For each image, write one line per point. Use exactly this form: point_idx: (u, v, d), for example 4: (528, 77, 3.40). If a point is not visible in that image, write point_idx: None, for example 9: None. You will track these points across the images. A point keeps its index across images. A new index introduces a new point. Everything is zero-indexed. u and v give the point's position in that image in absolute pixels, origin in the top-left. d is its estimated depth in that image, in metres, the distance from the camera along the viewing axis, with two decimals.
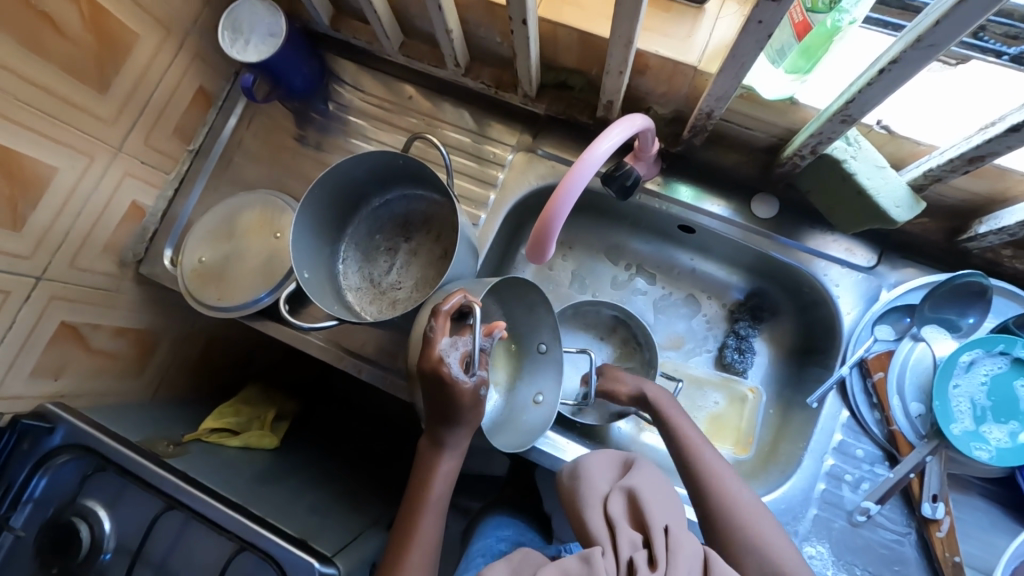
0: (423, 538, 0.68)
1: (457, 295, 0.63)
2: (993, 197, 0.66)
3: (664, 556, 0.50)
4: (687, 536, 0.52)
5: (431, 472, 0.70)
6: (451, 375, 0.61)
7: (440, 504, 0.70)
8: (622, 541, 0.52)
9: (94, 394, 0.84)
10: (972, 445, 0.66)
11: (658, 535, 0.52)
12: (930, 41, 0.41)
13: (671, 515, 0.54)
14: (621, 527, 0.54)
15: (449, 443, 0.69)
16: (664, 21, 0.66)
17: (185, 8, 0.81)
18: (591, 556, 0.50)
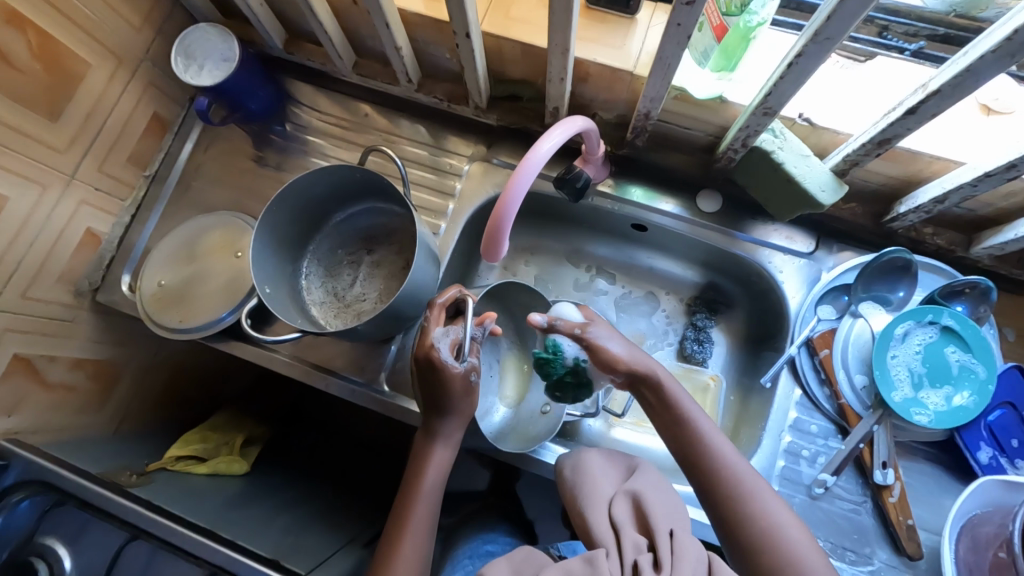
0: (415, 529, 0.66)
1: (452, 288, 0.70)
2: (908, 180, 0.70)
3: (667, 556, 0.52)
4: (689, 539, 0.54)
5: (423, 462, 0.69)
6: (440, 357, 0.65)
7: (433, 496, 0.68)
8: (626, 543, 0.54)
9: (55, 428, 0.81)
10: (912, 410, 0.69)
11: (662, 538, 0.54)
12: (826, 34, 0.46)
13: (675, 518, 0.57)
14: (626, 529, 0.57)
15: (443, 432, 0.69)
16: (600, 31, 0.70)
17: (137, 38, 0.81)
18: (594, 556, 0.52)
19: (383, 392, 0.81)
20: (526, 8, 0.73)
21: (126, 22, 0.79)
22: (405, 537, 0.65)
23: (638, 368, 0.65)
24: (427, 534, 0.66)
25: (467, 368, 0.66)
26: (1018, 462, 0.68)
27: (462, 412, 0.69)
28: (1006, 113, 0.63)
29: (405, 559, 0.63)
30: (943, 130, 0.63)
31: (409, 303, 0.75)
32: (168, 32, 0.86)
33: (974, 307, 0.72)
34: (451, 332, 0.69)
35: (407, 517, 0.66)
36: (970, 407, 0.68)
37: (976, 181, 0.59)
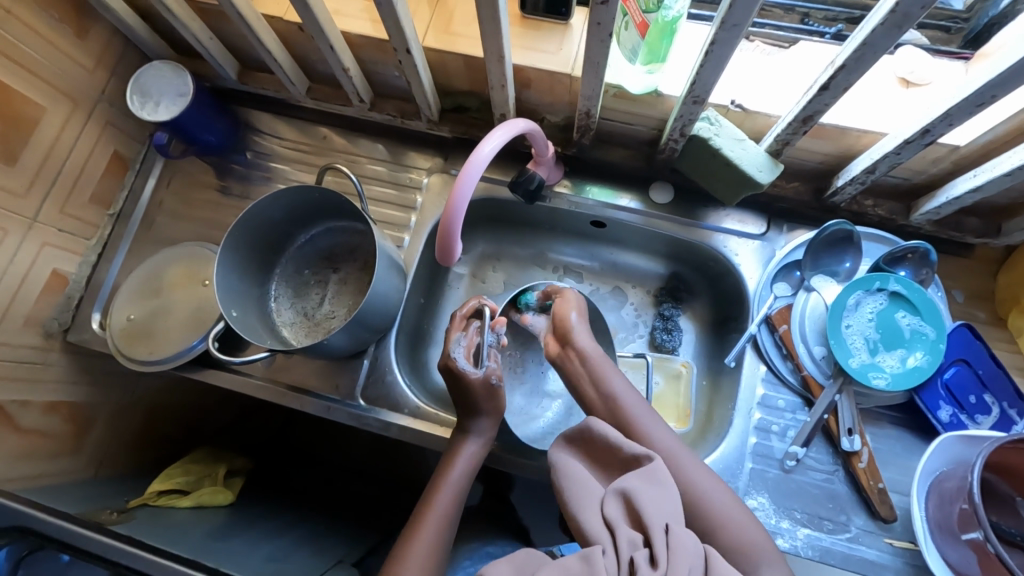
0: (438, 512, 0.67)
1: (471, 303, 0.78)
2: (842, 155, 0.73)
3: (666, 558, 0.44)
4: (687, 533, 0.46)
5: (454, 455, 0.71)
6: (459, 366, 0.71)
7: (458, 487, 0.69)
8: (621, 541, 0.46)
9: (32, 474, 0.80)
10: (870, 374, 0.71)
11: (658, 534, 0.46)
12: (731, 21, 0.49)
13: (670, 508, 0.49)
14: (620, 527, 0.47)
15: (475, 429, 0.72)
16: (536, 38, 0.73)
17: (92, 80, 0.83)
18: (591, 554, 0.44)
19: (358, 406, 0.81)
20: (464, 21, 0.76)
21: (78, 65, 0.81)
22: (426, 521, 0.66)
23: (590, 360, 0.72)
24: (447, 522, 0.67)
25: (484, 372, 0.71)
26: (978, 416, 0.71)
27: (494, 413, 0.72)
28: (923, 84, 0.67)
29: (423, 539, 0.64)
30: (866, 105, 0.66)
31: (375, 312, 0.76)
32: (122, 72, 0.88)
33: (917, 270, 0.75)
34: (467, 339, 0.75)
35: (429, 504, 0.68)
36: (924, 366, 0.71)
37: (897, 149, 0.62)
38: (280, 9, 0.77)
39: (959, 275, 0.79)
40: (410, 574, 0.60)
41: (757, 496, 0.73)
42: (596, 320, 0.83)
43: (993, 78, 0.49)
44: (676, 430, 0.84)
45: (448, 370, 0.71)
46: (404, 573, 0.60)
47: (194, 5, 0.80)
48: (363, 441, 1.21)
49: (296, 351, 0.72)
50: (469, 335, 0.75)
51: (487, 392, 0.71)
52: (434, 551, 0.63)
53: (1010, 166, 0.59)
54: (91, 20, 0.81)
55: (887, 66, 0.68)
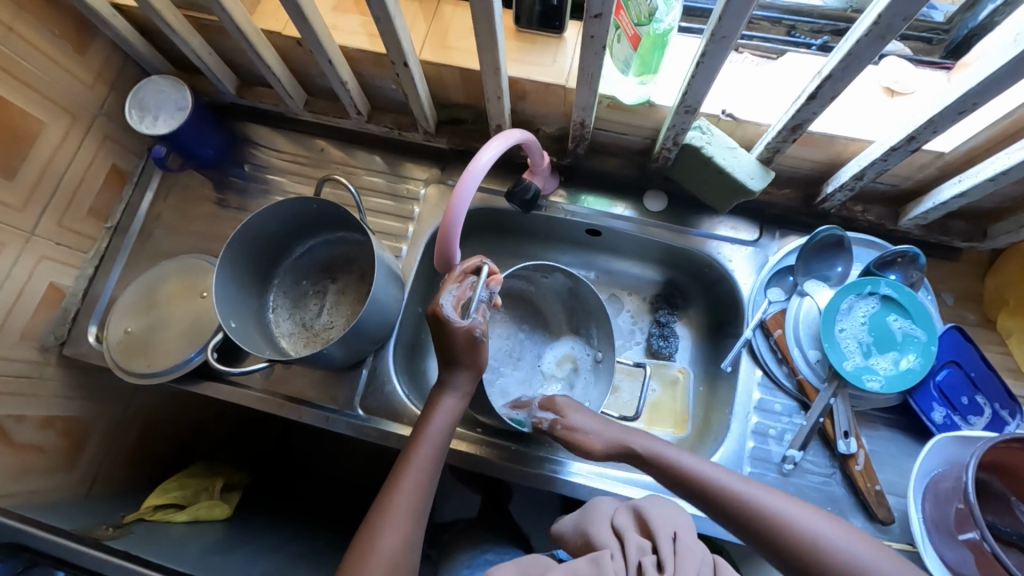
0: (419, 463, 0.66)
1: (475, 258, 0.72)
2: (832, 162, 0.75)
3: (673, 559, 0.45)
4: (695, 541, 0.47)
5: (433, 408, 0.70)
6: (445, 314, 0.67)
7: (438, 440, 0.68)
8: (629, 546, 0.47)
9: (26, 490, 0.79)
10: (864, 377, 0.72)
11: (665, 540, 0.47)
12: (720, 33, 0.51)
13: (680, 521, 0.50)
14: (628, 533, 0.49)
15: (453, 382, 0.70)
16: (530, 51, 0.75)
17: (91, 95, 0.84)
18: (598, 557, 0.46)
19: (357, 416, 0.81)
20: (460, 35, 0.78)
21: (77, 80, 0.82)
22: (406, 473, 0.66)
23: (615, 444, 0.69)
24: (428, 473, 0.67)
25: (470, 323, 0.68)
26: (971, 417, 0.72)
27: (473, 367, 0.70)
28: (907, 93, 0.69)
29: (404, 492, 0.64)
30: (853, 114, 0.68)
31: (374, 322, 0.76)
32: (121, 87, 0.89)
33: (907, 273, 0.76)
34: (459, 289, 0.70)
35: (409, 456, 0.67)
36: (916, 368, 0.72)
37: (884, 156, 0.64)
38: (279, 24, 0.78)
39: (949, 278, 0.81)
40: (393, 528, 0.61)
41: None
42: (601, 313, 0.85)
43: (973, 85, 0.51)
44: (673, 435, 0.86)
45: (435, 317, 0.68)
46: (387, 527, 0.61)
47: (193, 21, 0.81)
48: (361, 454, 1.21)
49: (295, 361, 0.72)
50: (462, 287, 0.70)
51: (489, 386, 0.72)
52: (416, 504, 0.64)
53: (993, 172, 0.61)
54: (91, 36, 0.82)
55: (872, 76, 0.70)
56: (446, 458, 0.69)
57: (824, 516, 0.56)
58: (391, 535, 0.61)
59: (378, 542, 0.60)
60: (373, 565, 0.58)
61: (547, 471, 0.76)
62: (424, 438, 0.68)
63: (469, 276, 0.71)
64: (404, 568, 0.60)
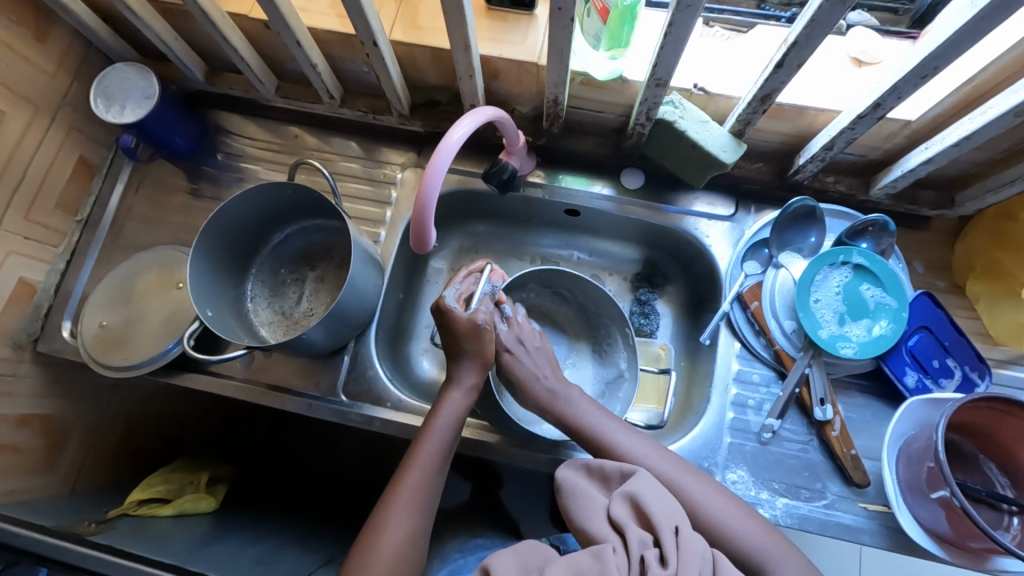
0: (424, 459, 0.66)
1: (478, 260, 0.77)
2: (802, 134, 0.76)
3: (676, 555, 0.45)
4: (696, 535, 0.47)
5: (440, 403, 0.70)
6: (447, 304, 0.70)
7: (444, 436, 0.68)
8: (630, 540, 0.47)
9: (4, 490, 0.78)
10: (838, 344, 0.74)
11: (668, 535, 0.47)
12: (685, 3, 0.51)
13: (679, 512, 0.50)
14: (628, 526, 0.49)
15: (459, 378, 0.70)
16: (501, 29, 0.74)
17: (53, 84, 0.82)
18: (599, 552, 0.46)
19: (341, 402, 0.81)
20: (430, 14, 0.77)
21: (38, 69, 0.79)
22: (412, 468, 0.65)
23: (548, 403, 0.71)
24: (436, 466, 0.66)
25: (473, 313, 0.70)
26: (942, 380, 0.74)
27: (479, 356, 0.71)
28: (874, 63, 0.70)
29: (409, 489, 0.64)
30: (820, 85, 0.69)
31: (353, 307, 0.76)
32: (85, 76, 0.87)
33: (878, 241, 0.77)
34: (462, 284, 0.74)
35: (415, 450, 0.67)
36: (888, 334, 0.73)
37: (852, 125, 0.64)
38: (245, 6, 0.77)
39: (920, 247, 0.82)
40: (396, 523, 0.62)
41: (737, 470, 0.74)
42: (615, 310, 0.85)
43: (934, 49, 0.52)
44: None
45: (438, 309, 0.70)
46: (391, 524, 0.61)
47: (155, 5, 0.79)
48: (349, 445, 1.21)
49: (273, 347, 0.71)
50: (465, 283, 0.74)
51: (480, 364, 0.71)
52: (421, 501, 0.64)
53: (958, 137, 0.62)
54: (51, 23, 0.80)
55: (840, 47, 0.71)
56: (452, 455, 0.69)
57: (721, 495, 0.61)
58: (393, 531, 0.61)
59: (382, 537, 0.60)
60: (379, 559, 0.59)
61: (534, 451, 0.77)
62: (431, 434, 0.68)
63: (472, 274, 0.76)
64: (410, 559, 0.61)
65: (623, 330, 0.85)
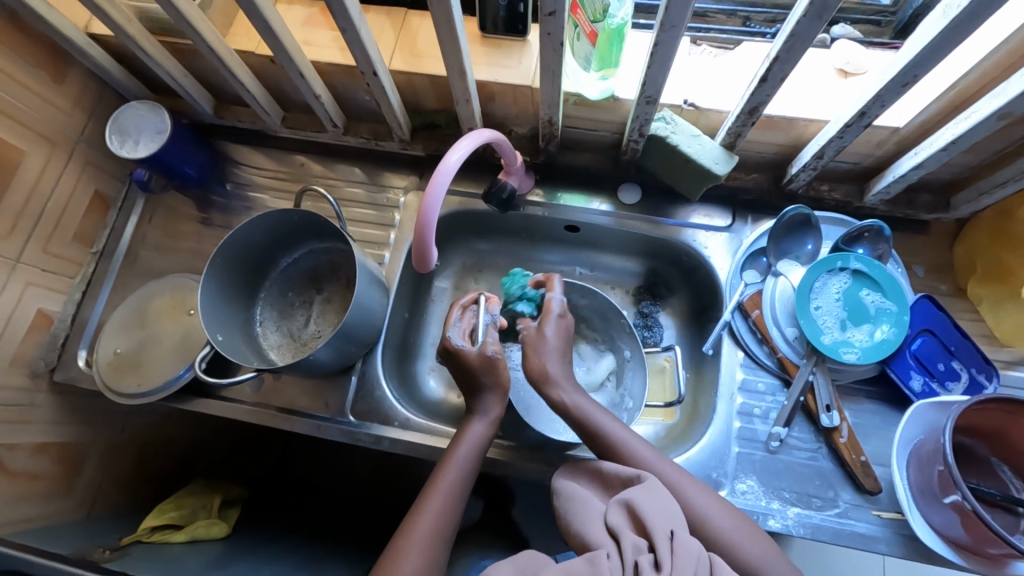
0: (442, 490, 0.65)
1: (471, 293, 0.81)
2: (794, 144, 0.78)
3: (670, 557, 0.45)
4: (691, 538, 0.48)
5: (460, 435, 0.70)
6: (454, 344, 0.73)
7: (463, 468, 0.68)
8: (624, 547, 0.47)
9: (21, 518, 0.79)
10: (841, 349, 0.74)
11: (661, 538, 0.47)
12: (669, 23, 0.53)
13: (674, 516, 0.50)
14: (624, 533, 0.49)
15: (481, 408, 0.72)
16: (496, 55, 0.77)
17: (70, 123, 0.86)
18: (593, 557, 0.47)
19: (349, 422, 0.82)
20: (428, 43, 0.80)
21: (56, 109, 0.83)
22: (431, 499, 0.65)
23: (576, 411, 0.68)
24: (454, 497, 0.65)
25: (480, 346, 0.72)
26: (949, 383, 0.73)
27: (498, 388, 0.72)
28: (860, 73, 0.72)
29: (428, 520, 0.63)
30: (807, 95, 0.71)
31: (359, 327, 0.78)
32: (100, 114, 0.91)
33: (875, 246, 0.78)
34: (463, 320, 0.77)
35: (434, 480, 0.66)
36: (891, 338, 0.73)
37: (840, 133, 0.66)
38: (252, 43, 0.81)
39: (920, 250, 0.83)
40: (412, 555, 0.59)
41: (746, 480, 0.74)
42: (617, 314, 0.87)
43: (913, 57, 0.53)
44: (663, 423, 0.87)
45: (447, 351, 0.73)
46: (407, 556, 0.59)
47: (167, 45, 0.83)
48: (358, 466, 1.21)
49: (282, 368, 0.73)
50: (465, 318, 0.77)
51: (490, 375, 0.72)
52: (439, 534, 0.62)
53: (945, 142, 0.63)
54: (69, 66, 0.84)
55: (826, 59, 0.73)
56: (469, 493, 0.68)
57: (728, 512, 0.59)
58: (410, 561, 0.59)
59: (399, 566, 0.58)
60: None
61: (543, 465, 0.77)
62: (450, 467, 0.67)
63: (470, 307, 0.79)
64: None
65: (631, 336, 0.86)
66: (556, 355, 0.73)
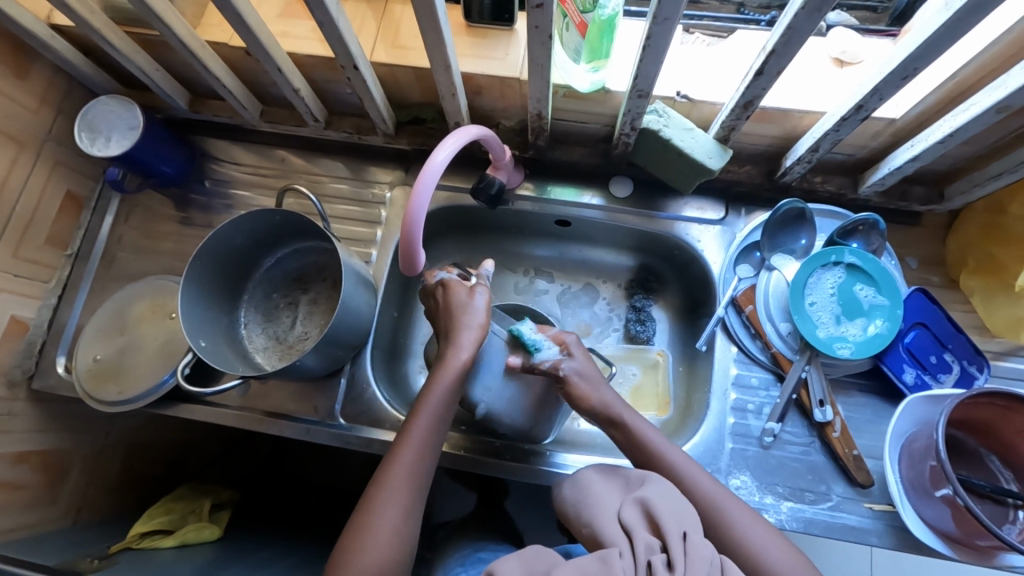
0: (415, 438, 0.64)
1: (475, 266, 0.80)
2: (789, 136, 0.76)
3: (682, 559, 0.45)
4: (704, 541, 0.47)
5: (437, 371, 0.67)
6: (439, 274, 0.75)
7: (436, 413, 0.66)
8: (637, 544, 0.47)
9: (5, 530, 0.77)
10: (834, 345, 0.73)
11: (675, 538, 0.47)
12: (662, 15, 0.50)
13: (688, 519, 0.49)
14: (637, 531, 0.49)
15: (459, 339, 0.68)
16: (482, 46, 0.74)
17: (36, 120, 0.82)
18: (606, 555, 0.46)
19: (339, 425, 0.80)
20: (411, 34, 0.77)
21: (21, 106, 0.79)
22: (404, 448, 0.64)
23: (610, 410, 0.69)
24: (428, 439, 0.65)
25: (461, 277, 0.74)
26: (940, 376, 0.73)
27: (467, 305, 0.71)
28: (856, 63, 0.70)
29: (402, 470, 0.63)
30: (804, 87, 0.69)
31: (346, 330, 0.76)
32: (69, 111, 0.87)
33: (868, 239, 0.77)
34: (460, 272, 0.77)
35: (408, 427, 0.65)
36: (884, 333, 0.73)
37: (837, 127, 0.64)
38: (225, 35, 0.77)
39: (911, 241, 0.82)
40: (389, 505, 0.60)
41: (740, 475, 0.74)
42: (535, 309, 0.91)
43: (912, 51, 0.52)
44: (657, 418, 0.87)
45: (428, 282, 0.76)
46: (383, 506, 0.60)
47: (136, 37, 0.79)
48: (351, 462, 1.20)
49: (268, 375, 0.71)
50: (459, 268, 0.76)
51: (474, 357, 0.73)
52: (411, 481, 0.62)
53: (941, 135, 0.62)
54: (33, 60, 0.80)
55: (821, 48, 0.71)
56: (445, 434, 0.67)
57: (776, 538, 0.58)
58: (387, 512, 0.60)
59: (374, 519, 0.60)
60: (369, 543, 0.58)
61: (536, 464, 0.77)
62: (429, 401, 0.66)
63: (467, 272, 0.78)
64: (404, 544, 0.60)
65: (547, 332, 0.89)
66: (600, 383, 0.71)
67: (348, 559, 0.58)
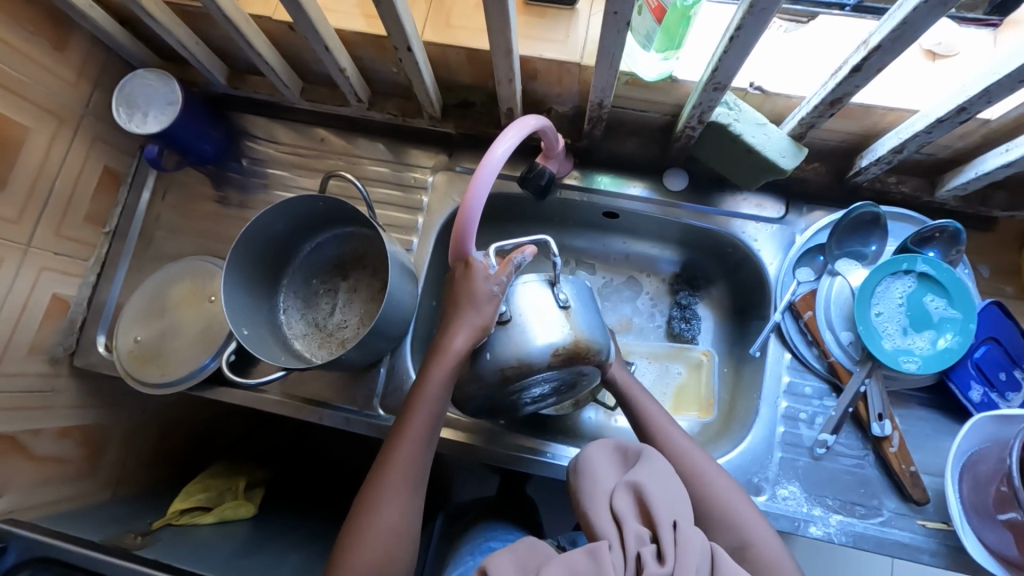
0: (413, 436, 0.62)
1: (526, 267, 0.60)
2: (866, 134, 0.71)
3: (672, 549, 0.44)
4: (694, 530, 0.46)
5: (433, 361, 0.61)
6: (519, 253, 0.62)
7: (432, 410, 0.62)
8: (627, 534, 0.46)
9: (52, 502, 0.79)
10: (900, 358, 0.70)
11: (664, 528, 0.46)
12: (760, 5, 0.46)
13: (677, 507, 0.48)
14: (629, 521, 0.47)
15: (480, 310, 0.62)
16: (541, 26, 0.70)
17: (75, 94, 0.79)
18: (596, 548, 0.45)
19: (379, 416, 0.79)
20: (464, 12, 0.72)
21: (59, 79, 0.77)
22: (401, 445, 0.62)
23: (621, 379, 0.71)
24: (426, 435, 0.62)
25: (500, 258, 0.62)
26: (1009, 394, 0.70)
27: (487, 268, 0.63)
28: (951, 55, 0.64)
29: (399, 467, 0.61)
30: (891, 82, 0.64)
31: (390, 322, 0.74)
32: (106, 84, 0.84)
33: (946, 250, 0.73)
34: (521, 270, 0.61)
35: (405, 423, 0.62)
36: (955, 348, 0.69)
37: (929, 129, 0.59)
38: (269, 8, 0.73)
39: (984, 250, 0.78)
40: (389, 500, 0.60)
41: (788, 486, 0.72)
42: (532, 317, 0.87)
43: None
44: (699, 420, 0.84)
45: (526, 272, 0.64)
46: (383, 503, 0.60)
47: (176, 8, 0.76)
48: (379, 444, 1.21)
49: (312, 367, 0.69)
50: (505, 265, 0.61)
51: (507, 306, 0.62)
52: (410, 476, 0.61)
53: None
54: (70, 30, 0.77)
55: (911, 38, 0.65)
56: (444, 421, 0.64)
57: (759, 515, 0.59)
58: (388, 507, 0.60)
59: (376, 514, 0.59)
60: (369, 538, 0.58)
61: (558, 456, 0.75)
62: (427, 390, 0.62)
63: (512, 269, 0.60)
64: (406, 539, 0.59)
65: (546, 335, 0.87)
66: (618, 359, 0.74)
67: (352, 548, 0.58)
